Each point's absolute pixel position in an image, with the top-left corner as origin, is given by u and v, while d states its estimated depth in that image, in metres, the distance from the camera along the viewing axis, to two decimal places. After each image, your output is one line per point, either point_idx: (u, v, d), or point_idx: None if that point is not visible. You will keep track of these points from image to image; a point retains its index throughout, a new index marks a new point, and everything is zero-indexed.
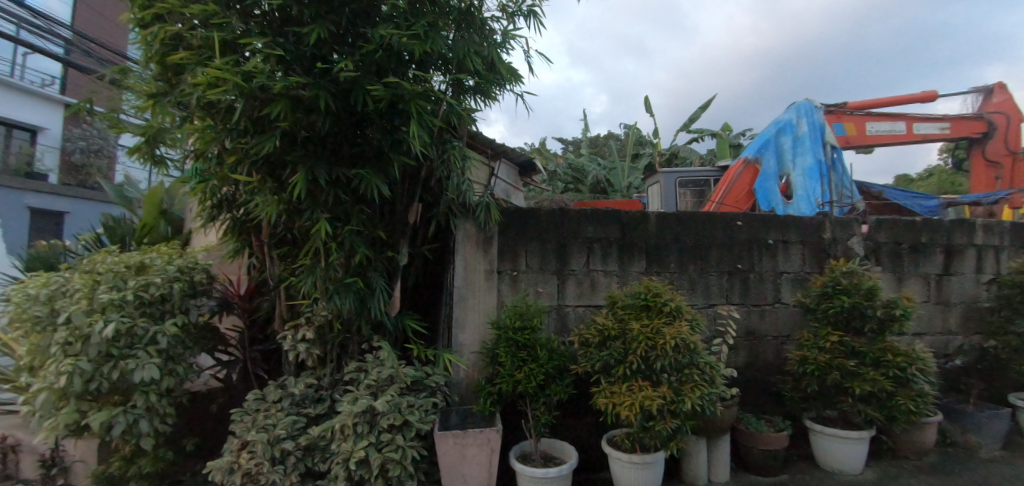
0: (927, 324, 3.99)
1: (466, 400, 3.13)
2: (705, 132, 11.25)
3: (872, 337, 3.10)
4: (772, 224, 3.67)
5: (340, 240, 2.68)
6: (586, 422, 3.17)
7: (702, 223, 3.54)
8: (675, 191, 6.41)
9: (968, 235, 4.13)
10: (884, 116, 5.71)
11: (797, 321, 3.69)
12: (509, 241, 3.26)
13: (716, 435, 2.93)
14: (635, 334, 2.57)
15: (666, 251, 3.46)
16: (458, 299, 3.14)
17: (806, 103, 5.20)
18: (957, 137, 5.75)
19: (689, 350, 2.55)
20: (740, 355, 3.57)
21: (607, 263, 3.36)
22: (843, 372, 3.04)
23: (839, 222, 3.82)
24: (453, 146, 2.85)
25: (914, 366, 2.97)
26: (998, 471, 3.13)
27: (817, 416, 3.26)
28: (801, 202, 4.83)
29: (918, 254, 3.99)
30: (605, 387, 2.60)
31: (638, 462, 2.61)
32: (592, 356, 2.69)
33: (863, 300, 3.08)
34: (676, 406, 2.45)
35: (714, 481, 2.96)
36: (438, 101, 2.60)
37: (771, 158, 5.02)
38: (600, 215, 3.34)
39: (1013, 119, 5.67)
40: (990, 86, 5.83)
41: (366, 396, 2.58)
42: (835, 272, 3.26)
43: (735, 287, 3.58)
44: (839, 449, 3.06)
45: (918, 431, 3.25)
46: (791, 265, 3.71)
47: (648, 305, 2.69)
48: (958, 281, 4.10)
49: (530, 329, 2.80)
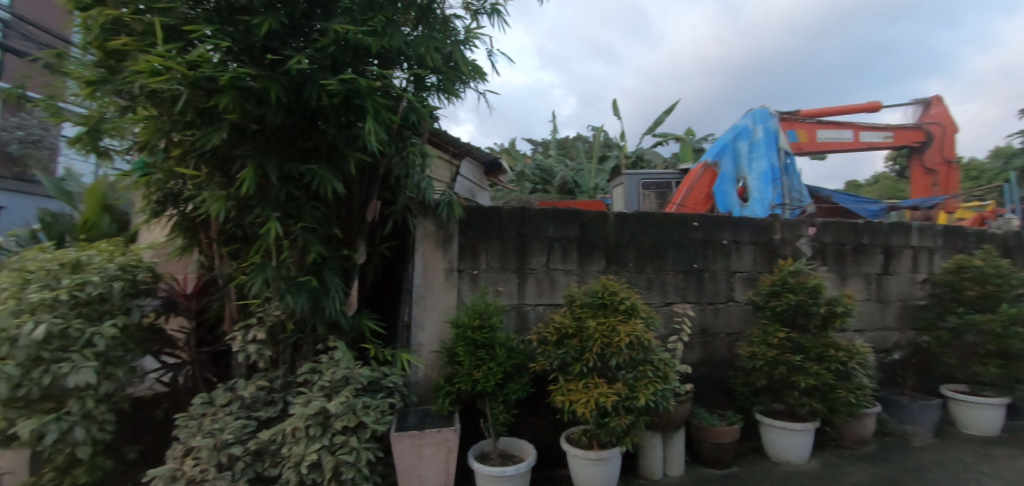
0: (868, 320, 4.22)
1: (425, 400, 3.10)
2: (669, 135, 11.56)
3: (816, 333, 3.25)
4: (726, 225, 3.79)
5: (293, 237, 2.60)
6: (545, 420, 3.19)
7: (660, 223, 3.62)
8: (639, 192, 6.54)
9: (905, 237, 4.39)
10: (833, 123, 5.99)
11: (748, 318, 3.84)
12: (470, 240, 3.24)
13: (670, 430, 3.00)
14: (591, 332, 2.60)
15: (625, 251, 3.53)
16: (417, 298, 3.10)
17: (761, 109, 5.38)
18: (898, 145, 6.10)
19: (644, 346, 2.60)
20: (695, 351, 3.67)
21: (567, 262, 3.39)
22: (789, 367, 3.17)
23: (788, 223, 3.99)
24: (413, 143, 2.81)
25: (854, 361, 3.13)
26: (930, 458, 3.33)
27: (765, 410, 3.39)
28: (756, 205, 5.03)
29: (860, 255, 4.22)
30: (563, 384, 2.62)
31: (594, 459, 2.64)
32: (550, 355, 2.71)
33: (808, 298, 3.22)
34: (630, 403, 2.50)
35: (669, 474, 3.04)
36: (397, 97, 2.55)
37: (728, 162, 5.22)
38: (560, 214, 3.37)
39: (948, 130, 6.07)
40: (928, 98, 6.21)
41: (319, 398, 2.51)
42: (783, 271, 3.39)
43: (690, 286, 3.68)
44: (786, 440, 3.19)
45: (859, 422, 3.43)
46: (743, 265, 3.84)
47: (605, 303, 2.72)
48: (896, 280, 4.36)
49: (488, 327, 2.78)
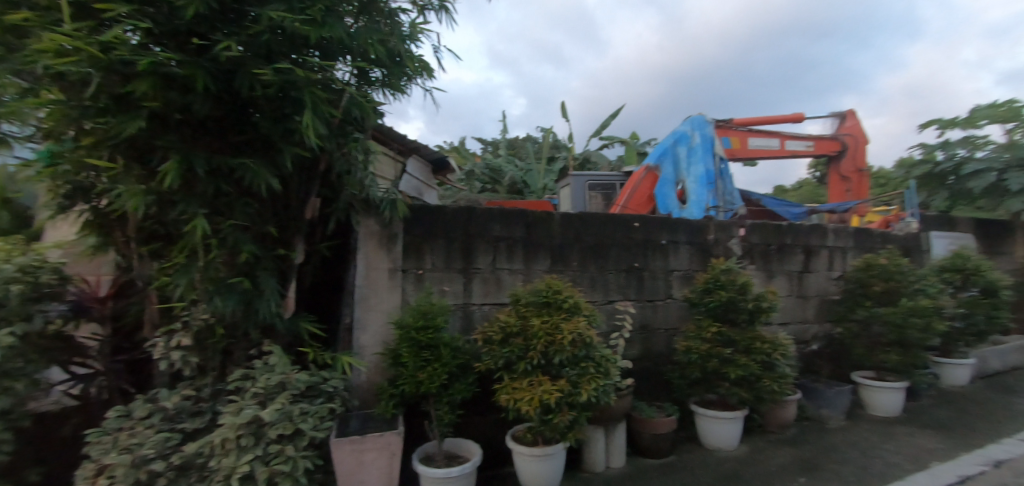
0: (790, 314, 4.55)
1: (367, 404, 3.02)
2: (614, 139, 11.94)
3: (744, 327, 3.46)
4: (664, 226, 3.96)
5: (222, 236, 2.44)
6: (491, 419, 3.19)
7: (603, 223, 3.72)
8: (585, 193, 6.70)
9: (822, 238, 4.78)
10: (762, 132, 6.40)
11: (685, 314, 4.03)
12: (415, 240, 3.18)
13: (612, 424, 3.10)
14: (535, 330, 2.63)
15: (570, 251, 3.60)
16: (358, 298, 3.01)
17: (698, 117, 5.66)
18: (818, 154, 6.62)
19: (586, 343, 2.65)
20: (636, 347, 3.81)
21: (513, 262, 3.41)
22: (721, 359, 3.36)
23: (720, 224, 4.22)
24: (355, 138, 2.72)
25: (778, 352, 3.36)
26: (843, 439, 3.63)
27: (700, 401, 3.58)
28: (693, 207, 5.28)
29: (784, 254, 4.54)
30: (507, 383, 2.64)
31: (539, 455, 2.67)
32: (494, 353, 2.72)
33: (737, 294, 3.43)
34: (573, 399, 2.55)
35: (611, 466, 3.13)
36: (338, 91, 2.46)
37: (669, 165, 5.45)
38: (507, 214, 3.39)
39: (859, 141, 6.64)
40: (843, 111, 6.78)
41: (252, 406, 2.37)
42: (716, 270, 3.58)
43: (631, 284, 3.81)
44: (718, 428, 3.38)
45: (781, 408, 3.69)
46: (680, 263, 4.03)
47: (548, 302, 2.76)
48: (814, 277, 4.73)
49: (432, 328, 2.74)
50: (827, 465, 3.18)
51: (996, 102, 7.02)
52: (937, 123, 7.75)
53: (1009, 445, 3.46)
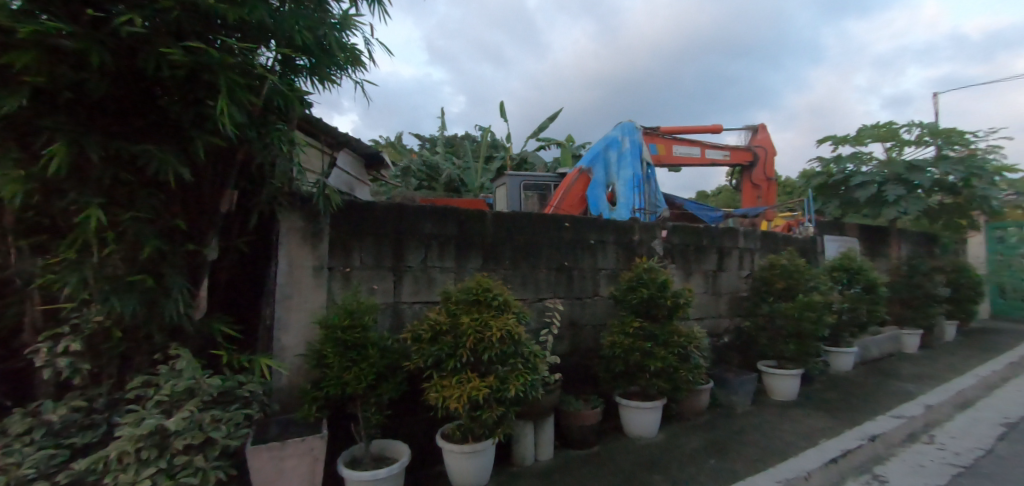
0: (705, 309, 4.91)
1: (289, 408, 2.88)
2: (550, 141, 12.21)
3: (664, 322, 3.67)
4: (593, 227, 4.12)
5: (121, 230, 2.22)
6: (421, 418, 3.17)
7: (535, 223, 3.80)
8: (521, 193, 6.79)
9: (734, 240, 5.19)
10: (685, 140, 6.83)
11: (610, 311, 4.22)
12: (343, 236, 3.07)
13: (541, 418, 3.18)
14: (464, 328, 2.63)
15: (502, 249, 3.64)
16: (280, 298, 2.85)
17: (628, 123, 5.92)
18: (734, 162, 7.17)
19: (515, 340, 2.69)
20: (565, 343, 3.93)
21: (444, 260, 3.40)
22: (642, 353, 3.56)
23: (645, 225, 4.46)
24: (278, 128, 2.51)
25: (693, 345, 3.60)
26: (748, 422, 3.97)
27: (623, 392, 3.76)
28: (622, 209, 5.56)
29: (701, 254, 4.89)
30: (436, 381, 2.63)
31: (468, 452, 2.68)
32: (424, 352, 2.70)
33: (658, 291, 3.64)
34: (501, 395, 2.59)
35: (540, 459, 3.21)
36: (258, 78, 2.32)
37: (600, 168, 5.68)
38: (439, 212, 3.37)
39: (769, 152, 7.34)
40: (755, 125, 7.40)
41: (154, 415, 2.18)
42: (639, 268, 3.78)
43: (561, 282, 3.94)
44: (639, 417, 3.57)
45: (696, 396, 3.97)
46: (607, 263, 4.21)
47: (478, 300, 2.77)
48: (726, 275, 5.13)
49: (359, 327, 2.65)
50: (733, 447, 3.46)
51: (879, 122, 7.98)
52: (832, 139, 8.67)
53: (882, 421, 3.94)
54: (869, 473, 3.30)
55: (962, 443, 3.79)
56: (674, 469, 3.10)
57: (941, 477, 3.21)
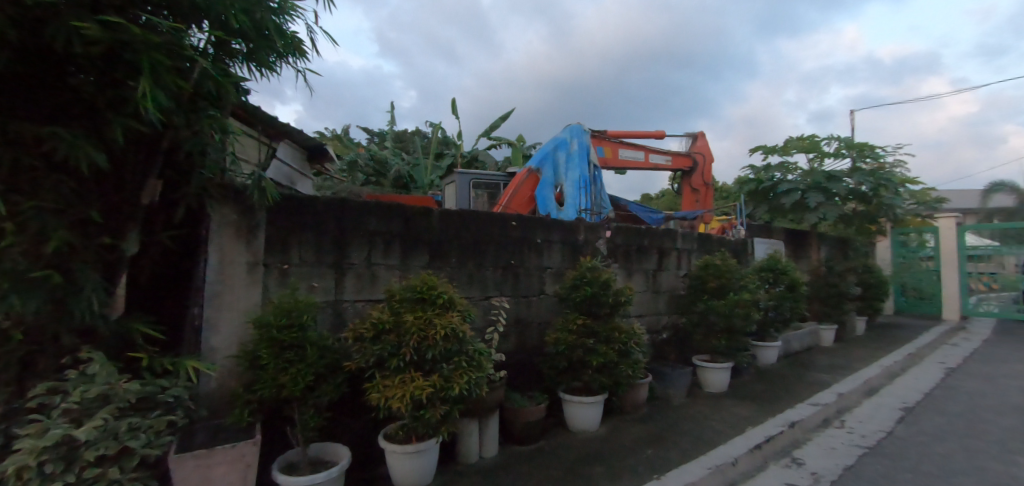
0: (645, 307, 5.12)
1: (218, 413, 2.71)
2: (501, 140, 12.26)
3: (606, 319, 3.79)
4: (540, 226, 4.19)
5: (22, 221, 2.00)
6: (362, 419, 3.09)
7: (482, 221, 3.81)
8: (470, 191, 6.77)
9: (672, 241, 5.44)
10: (630, 144, 7.06)
11: (555, 308, 4.31)
12: (281, 231, 2.93)
13: (485, 415, 3.19)
14: (408, 326, 2.59)
15: (449, 247, 3.62)
16: (209, 296, 2.68)
17: (577, 125, 6.06)
18: (675, 167, 7.50)
19: (459, 338, 2.68)
20: (510, 340, 3.97)
21: (389, 257, 3.33)
22: (585, 349, 3.66)
23: (589, 225, 4.58)
24: (209, 115, 2.34)
25: (632, 341, 3.73)
26: (683, 413, 4.17)
27: (567, 388, 3.84)
28: (569, 209, 5.69)
29: (642, 254, 5.08)
30: (378, 381, 2.57)
31: (411, 452, 2.64)
32: (366, 351, 2.64)
33: (601, 289, 3.75)
34: (445, 393, 2.57)
35: (484, 456, 3.22)
36: (187, 60, 2.16)
37: (549, 168, 5.77)
38: (384, 208, 3.29)
39: (707, 159, 7.75)
40: (695, 132, 7.78)
41: (61, 426, 1.98)
42: (583, 267, 3.88)
43: (507, 280, 3.97)
44: (582, 412, 3.66)
45: (635, 390, 4.12)
46: (552, 262, 4.29)
47: (423, 298, 2.73)
48: (665, 274, 5.36)
49: (297, 326, 2.54)
50: (669, 437, 3.63)
51: (803, 135, 8.62)
52: (762, 149, 9.27)
53: (801, 409, 4.27)
54: (788, 456, 3.57)
55: (867, 426, 4.19)
56: (614, 460, 3.21)
57: (849, 458, 3.52)
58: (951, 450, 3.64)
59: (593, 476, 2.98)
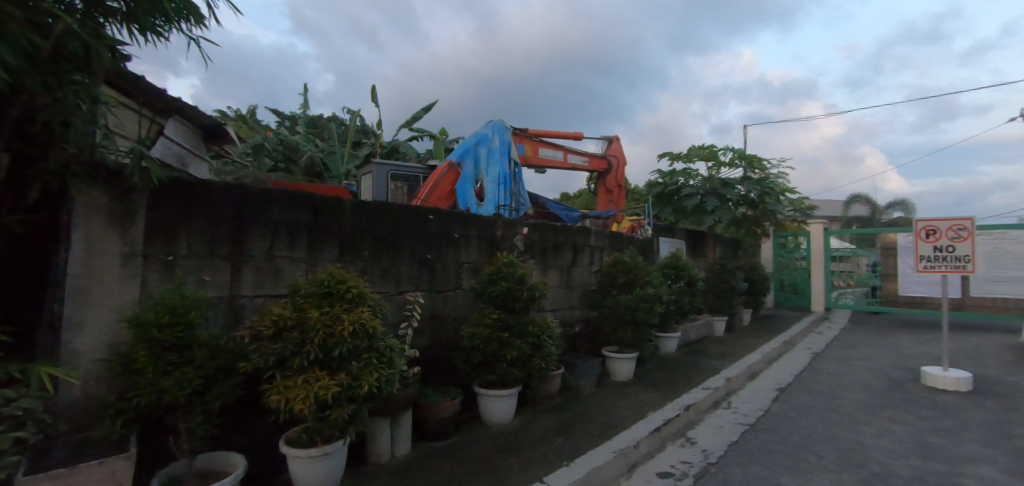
0: (560, 302, 5.29)
1: (82, 426, 2.37)
2: (423, 132, 12.03)
3: (521, 313, 3.85)
4: (457, 220, 4.16)
5: None
6: (260, 424, 2.88)
7: (398, 214, 3.69)
8: (387, 183, 6.54)
9: (586, 238, 5.67)
10: (550, 144, 7.24)
11: (471, 303, 4.30)
12: (165, 218, 2.62)
13: (398, 412, 3.11)
14: (312, 323, 2.43)
15: (361, 240, 3.47)
16: (72, 292, 2.32)
17: (499, 121, 6.07)
18: (591, 168, 7.81)
19: (369, 334, 2.57)
20: (425, 336, 3.90)
21: (294, 250, 3.12)
22: (499, 343, 3.70)
23: (507, 221, 4.63)
24: (76, 82, 2.00)
25: (545, 334, 3.83)
26: (591, 402, 4.38)
27: (481, 382, 3.86)
28: (488, 204, 5.70)
29: (557, 250, 5.25)
30: (278, 382, 2.40)
31: (316, 456, 2.50)
32: (264, 350, 2.45)
33: (516, 284, 3.81)
34: (353, 392, 2.45)
35: (396, 455, 3.14)
36: (49, 15, 1.88)
37: (470, 163, 5.74)
38: (289, 197, 3.08)
39: (621, 162, 8.16)
40: (610, 136, 8.14)
41: None
42: (500, 262, 3.92)
43: (423, 275, 3.90)
44: (496, 405, 3.70)
45: (547, 382, 4.26)
46: (469, 257, 4.28)
47: (330, 292, 2.59)
48: (578, 270, 5.58)
49: (184, 325, 2.29)
50: (578, 426, 3.78)
51: (704, 144, 9.39)
52: (669, 155, 9.97)
53: (695, 393, 4.66)
54: (683, 437, 3.89)
55: (749, 405, 4.68)
56: (526, 451, 3.28)
57: (734, 435, 3.91)
58: (814, 423, 4.18)
59: (505, 467, 3.02)
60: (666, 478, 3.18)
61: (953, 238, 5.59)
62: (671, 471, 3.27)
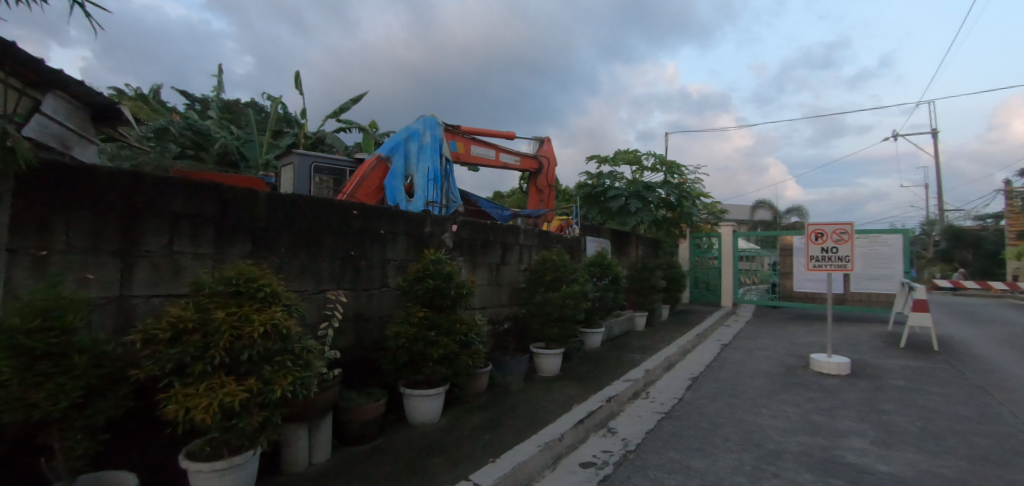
0: (488, 299, 5.31)
1: None
2: (352, 124, 11.56)
3: (448, 311, 3.81)
4: (383, 217, 4.03)
5: None
6: (155, 437, 2.61)
7: (319, 208, 3.51)
8: (310, 176, 6.19)
9: (515, 236, 5.73)
10: (482, 142, 7.22)
11: (397, 301, 4.20)
12: (39, 207, 2.26)
13: (316, 417, 2.95)
14: (217, 324, 2.24)
15: (277, 236, 3.25)
16: None
17: (431, 117, 5.96)
18: (522, 168, 7.89)
19: (282, 336, 2.41)
20: (347, 337, 3.74)
21: (198, 245, 2.85)
22: (425, 341, 3.63)
23: (436, 219, 4.56)
24: None
25: (473, 332, 3.81)
26: (518, 398, 4.43)
27: (407, 382, 3.77)
28: (418, 201, 5.58)
29: (486, 248, 5.26)
30: (177, 390, 2.18)
31: (222, 469, 2.30)
32: (160, 356, 2.21)
33: (443, 282, 3.76)
34: (264, 398, 2.28)
35: (314, 462, 2.98)
36: None
37: (399, 158, 5.58)
38: (194, 187, 2.82)
39: (551, 163, 8.31)
40: (542, 137, 8.28)
41: None
42: (427, 260, 3.85)
43: (346, 273, 3.74)
44: (422, 405, 3.63)
45: (474, 379, 4.26)
46: (396, 254, 4.17)
47: (239, 291, 2.40)
48: (507, 268, 5.62)
49: (60, 329, 2.00)
50: (505, 422, 3.81)
51: (629, 149, 9.84)
52: (596, 158, 10.35)
53: (617, 385, 4.87)
54: (605, 427, 4.05)
55: (665, 395, 4.97)
56: (451, 449, 3.25)
57: (650, 423, 4.14)
58: (720, 408, 4.53)
59: (430, 468, 2.97)
60: (588, 467, 3.29)
61: (837, 240, 6.30)
62: (593, 460, 3.39)
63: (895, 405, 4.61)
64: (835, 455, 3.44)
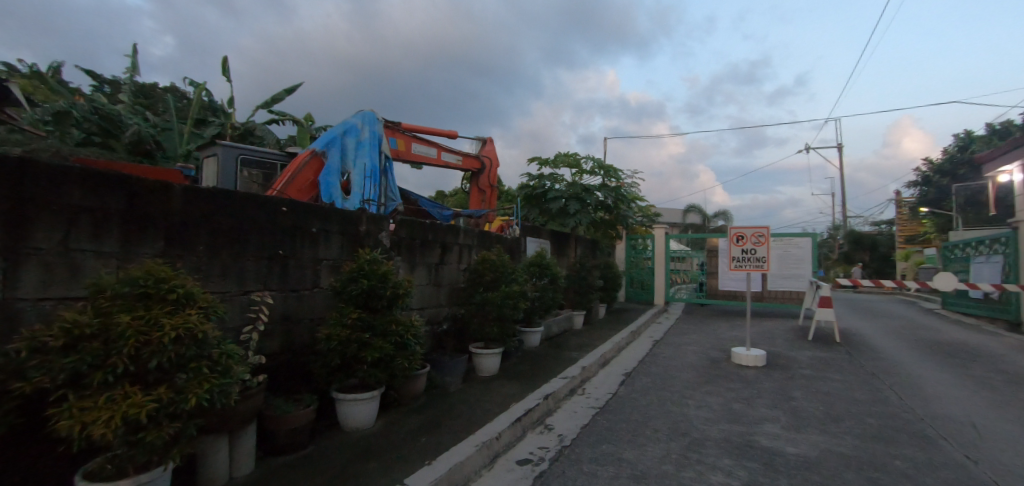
0: (427, 300, 5.23)
1: None
2: (285, 117, 10.98)
3: (383, 312, 3.71)
4: (315, 214, 3.87)
5: None
6: (45, 458, 2.34)
7: (244, 204, 3.30)
8: (236, 169, 5.82)
9: (454, 236, 5.68)
10: (423, 140, 7.08)
11: (329, 303, 4.04)
12: None
13: (238, 427, 2.76)
14: (121, 330, 2.03)
15: (195, 233, 3.02)
16: None
17: (370, 113, 5.78)
18: (464, 168, 7.83)
19: (198, 340, 2.25)
20: (274, 341, 3.54)
21: (100, 243, 2.58)
22: (359, 343, 3.52)
23: (372, 217, 4.44)
24: None
25: (410, 333, 3.73)
26: (457, 398, 4.40)
27: (340, 387, 3.63)
28: (355, 199, 5.41)
29: (425, 248, 5.17)
30: (71, 404, 1.95)
31: None
32: (51, 367, 1.97)
33: (379, 282, 3.66)
34: (176, 408, 2.11)
35: (235, 475, 2.80)
36: None
37: (336, 154, 5.35)
38: (96, 179, 2.55)
39: (494, 163, 8.32)
40: (484, 137, 8.26)
41: None
42: (362, 260, 3.73)
43: (273, 272, 3.54)
44: (356, 409, 3.51)
45: (412, 381, 4.18)
46: (329, 253, 4.02)
47: (147, 293, 2.20)
48: (446, 268, 5.56)
49: None
50: (442, 423, 3.76)
51: (569, 152, 10.07)
52: (538, 160, 10.50)
53: (554, 383, 4.97)
54: (542, 425, 4.11)
55: (600, 390, 5.13)
56: (386, 454, 3.17)
57: (585, 418, 4.25)
58: (650, 401, 4.74)
59: (362, 474, 2.88)
60: (525, 465, 3.32)
61: (755, 242, 6.79)
62: (529, 457, 3.43)
63: (803, 392, 5.04)
64: (751, 440, 3.70)
